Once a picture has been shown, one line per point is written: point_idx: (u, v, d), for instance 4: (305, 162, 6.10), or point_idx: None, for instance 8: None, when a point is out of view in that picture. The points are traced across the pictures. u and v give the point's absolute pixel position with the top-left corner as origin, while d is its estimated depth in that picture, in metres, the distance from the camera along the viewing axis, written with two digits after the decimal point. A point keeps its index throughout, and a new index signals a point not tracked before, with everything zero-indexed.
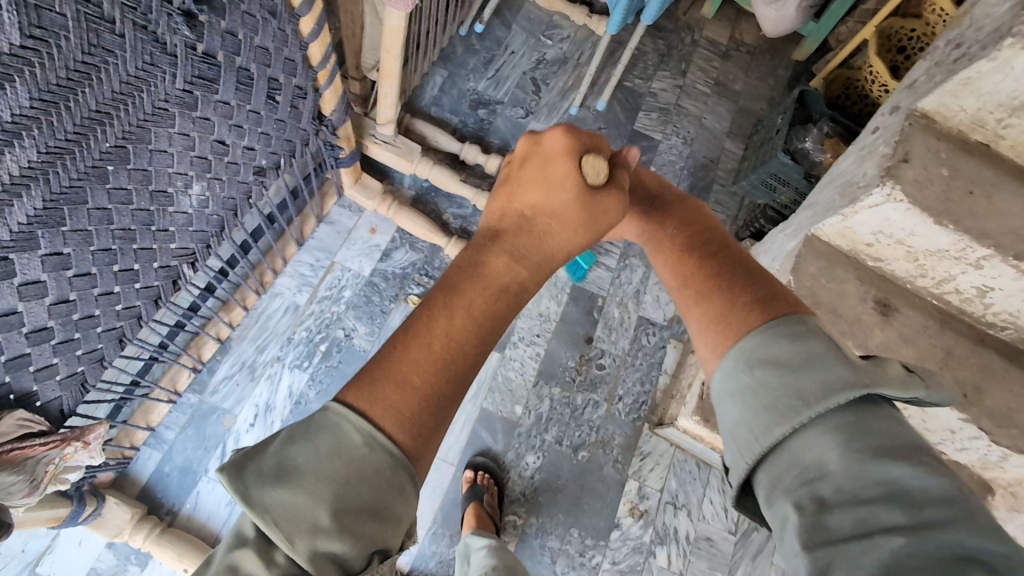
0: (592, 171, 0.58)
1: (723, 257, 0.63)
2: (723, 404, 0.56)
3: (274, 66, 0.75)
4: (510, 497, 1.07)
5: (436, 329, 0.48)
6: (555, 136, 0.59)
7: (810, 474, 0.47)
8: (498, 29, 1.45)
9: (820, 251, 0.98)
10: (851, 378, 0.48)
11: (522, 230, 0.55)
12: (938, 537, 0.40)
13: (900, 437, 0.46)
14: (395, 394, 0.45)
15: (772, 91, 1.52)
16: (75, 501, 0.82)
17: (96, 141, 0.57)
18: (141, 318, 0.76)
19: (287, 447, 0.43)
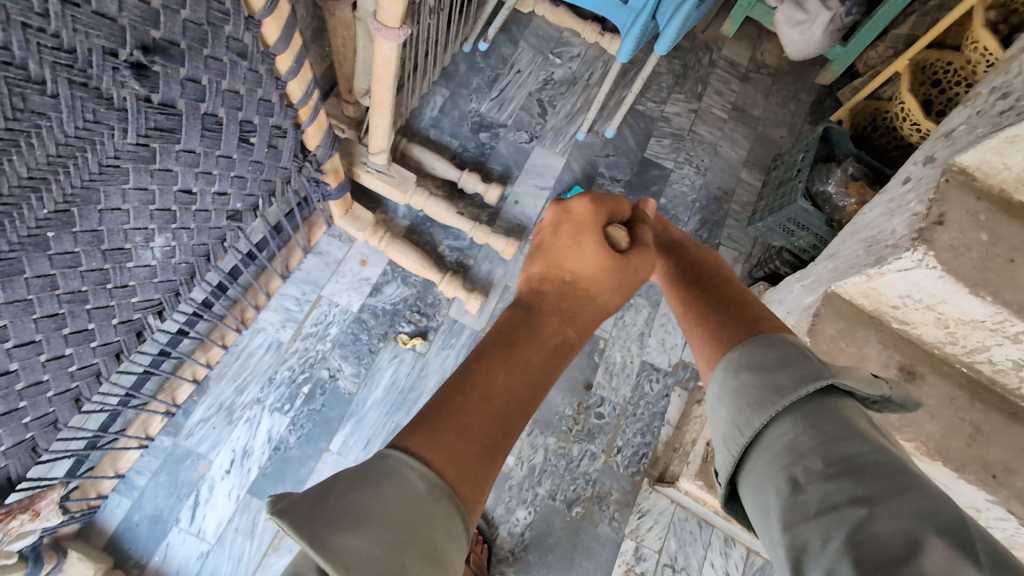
0: (620, 240, 0.60)
1: (723, 286, 0.65)
2: (713, 409, 0.56)
3: (246, 107, 0.69)
4: (498, 555, 1.01)
5: (494, 383, 0.48)
6: (581, 204, 0.60)
7: (783, 460, 0.46)
8: (504, 46, 1.37)
9: (840, 310, 0.90)
10: (818, 368, 0.50)
11: (568, 291, 0.57)
12: (898, 505, 0.39)
13: (858, 418, 0.46)
14: (459, 442, 0.44)
15: (793, 117, 1.44)
16: (32, 561, 0.79)
17: (31, 209, 0.52)
18: (100, 376, 0.71)
19: (352, 489, 0.40)
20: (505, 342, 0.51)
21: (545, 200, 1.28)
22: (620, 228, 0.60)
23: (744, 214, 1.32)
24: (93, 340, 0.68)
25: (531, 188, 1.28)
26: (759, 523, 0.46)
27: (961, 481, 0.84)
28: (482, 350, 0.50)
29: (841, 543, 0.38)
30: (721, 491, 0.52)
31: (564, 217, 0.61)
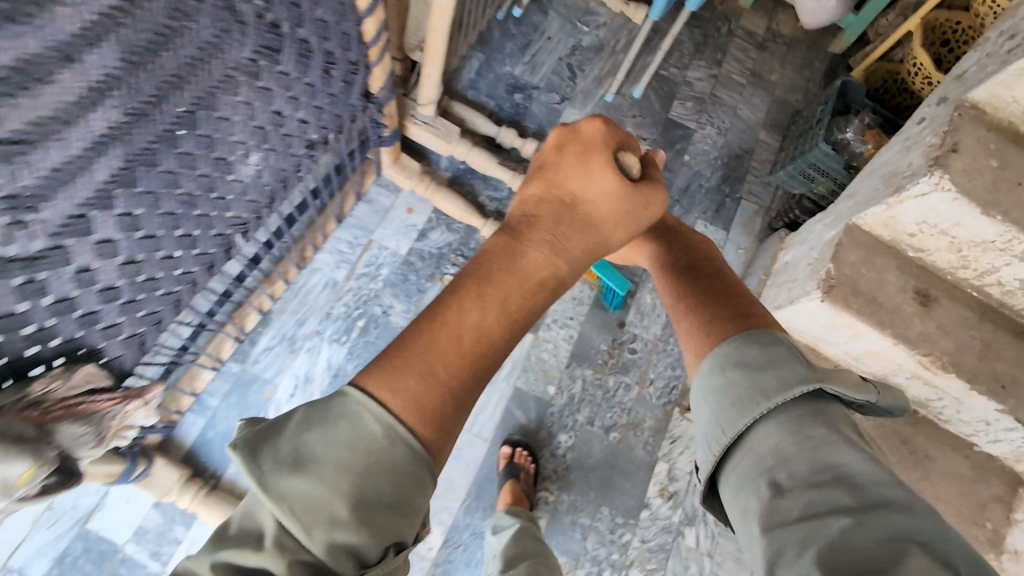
0: (630, 167, 0.63)
1: (710, 276, 0.71)
2: (696, 401, 0.62)
3: (331, 39, 0.76)
4: (542, 473, 1.09)
5: (464, 322, 0.50)
6: (594, 126, 0.63)
7: (767, 463, 0.53)
8: (534, 14, 1.45)
9: (860, 241, 0.98)
10: (806, 372, 0.56)
11: (561, 214, 0.60)
12: (885, 516, 0.46)
13: (844, 426, 0.54)
14: (421, 385, 0.47)
15: (808, 83, 1.51)
16: (127, 459, 0.85)
17: (171, 105, 0.58)
18: (196, 284, 0.79)
19: (305, 434, 0.45)
20: (484, 275, 0.54)
21: None
22: (632, 156, 0.63)
23: (763, 170, 1.40)
24: (194, 249, 0.75)
25: None
26: (739, 518, 0.53)
27: (973, 391, 0.92)
28: (459, 284, 0.53)
29: (821, 544, 0.45)
30: (702, 484, 0.60)
31: (571, 139, 0.64)
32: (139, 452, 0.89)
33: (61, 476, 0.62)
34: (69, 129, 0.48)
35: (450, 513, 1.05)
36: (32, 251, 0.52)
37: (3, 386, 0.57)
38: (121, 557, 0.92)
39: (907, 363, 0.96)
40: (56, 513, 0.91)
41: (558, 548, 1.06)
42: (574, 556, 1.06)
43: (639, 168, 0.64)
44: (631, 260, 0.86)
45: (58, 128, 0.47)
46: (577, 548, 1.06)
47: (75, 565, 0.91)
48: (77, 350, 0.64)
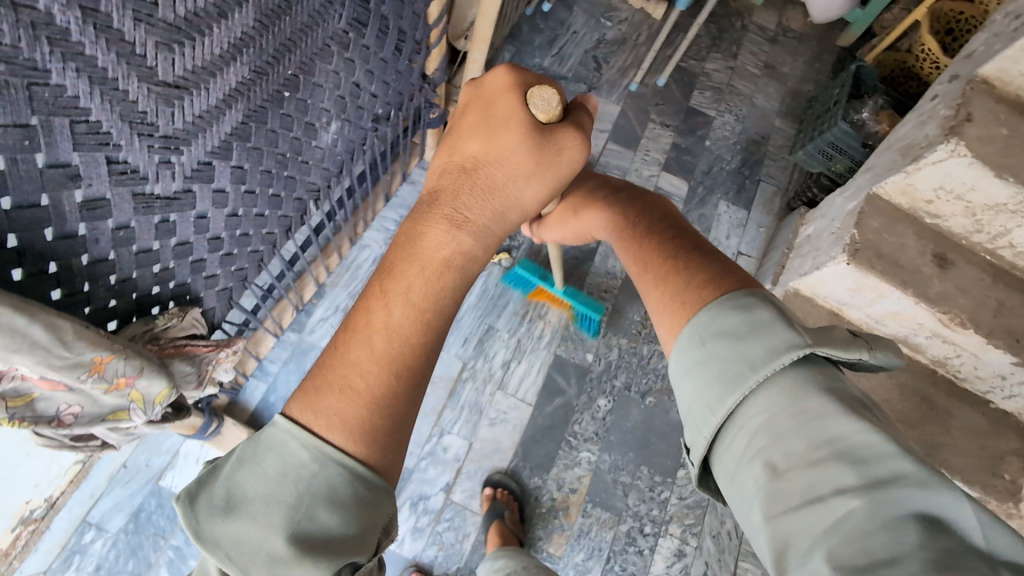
0: (546, 103, 0.51)
1: (678, 236, 0.62)
2: (679, 384, 0.54)
3: (404, 18, 0.84)
4: (584, 435, 1.15)
5: (372, 324, 0.42)
6: (496, 76, 0.53)
7: (761, 441, 0.46)
8: (561, 11, 1.53)
9: (881, 208, 1.06)
10: (796, 338, 0.48)
11: (461, 190, 0.50)
12: (896, 493, 0.39)
13: (843, 389, 0.46)
14: (342, 400, 0.40)
15: (820, 74, 1.60)
16: (206, 414, 0.85)
17: (282, 67, 0.65)
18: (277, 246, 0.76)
19: (237, 471, 0.40)
20: (386, 266, 0.45)
21: (604, 141, 1.43)
22: (550, 89, 0.52)
23: (781, 155, 1.48)
24: (279, 210, 0.73)
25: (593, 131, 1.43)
26: (737, 504, 0.47)
27: (991, 345, 0.99)
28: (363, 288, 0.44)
29: (828, 536, 0.39)
30: (692, 468, 0.53)
31: (476, 97, 0.54)
32: (212, 411, 0.90)
33: (172, 410, 0.68)
34: (213, 80, 0.56)
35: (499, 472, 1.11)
36: (171, 191, 0.56)
37: (132, 320, 0.60)
38: None
39: (927, 321, 1.03)
40: (130, 471, 0.96)
41: (601, 505, 1.11)
42: (616, 512, 1.11)
43: (562, 103, 0.53)
44: (587, 235, 0.79)
45: (206, 79, 0.55)
46: (619, 504, 1.12)
47: (149, 520, 0.95)
48: (185, 296, 0.65)
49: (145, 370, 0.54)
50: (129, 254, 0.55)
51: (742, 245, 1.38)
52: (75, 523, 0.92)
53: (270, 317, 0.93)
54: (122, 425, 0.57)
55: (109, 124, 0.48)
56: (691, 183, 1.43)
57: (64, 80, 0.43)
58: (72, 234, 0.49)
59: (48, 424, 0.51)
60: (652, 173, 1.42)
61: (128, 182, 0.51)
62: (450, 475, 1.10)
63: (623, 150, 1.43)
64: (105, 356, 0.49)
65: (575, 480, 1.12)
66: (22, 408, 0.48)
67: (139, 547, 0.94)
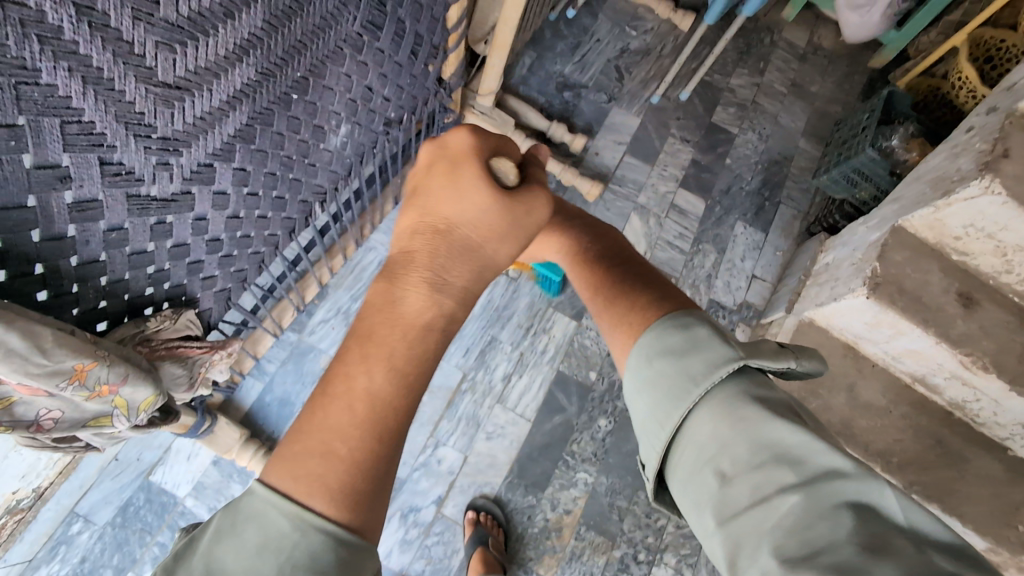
0: (506, 175, 0.50)
1: (626, 258, 0.61)
2: (632, 399, 0.54)
3: (422, 22, 0.82)
4: (581, 455, 1.12)
5: (353, 390, 0.41)
6: (459, 136, 0.49)
7: (709, 452, 0.46)
8: (585, 18, 1.50)
9: (906, 242, 1.02)
10: (733, 354, 0.49)
11: (440, 256, 0.46)
12: (831, 486, 0.40)
13: (777, 399, 0.47)
14: (324, 465, 0.38)
15: (849, 95, 1.55)
16: (198, 413, 0.83)
17: (291, 70, 0.62)
18: (278, 248, 0.74)
19: (216, 545, 0.37)
20: (364, 330, 0.43)
21: (621, 153, 1.39)
22: (508, 159, 0.50)
23: (803, 177, 1.43)
24: (282, 212, 0.71)
25: (611, 142, 1.40)
26: (689, 511, 0.47)
27: (1013, 393, 0.94)
28: (339, 349, 0.43)
29: (775, 532, 0.40)
30: (648, 482, 0.53)
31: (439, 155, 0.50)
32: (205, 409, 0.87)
33: (161, 413, 0.67)
34: (216, 81, 0.54)
35: (492, 487, 1.09)
36: (168, 193, 0.55)
37: (123, 321, 0.59)
38: (180, 510, 0.96)
39: (948, 362, 0.99)
40: (121, 464, 0.96)
41: (595, 528, 1.09)
42: (611, 537, 1.08)
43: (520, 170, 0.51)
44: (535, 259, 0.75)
45: (210, 79, 0.53)
46: (615, 529, 1.09)
47: (137, 514, 0.94)
48: (180, 296, 0.64)
49: (129, 378, 0.52)
50: (122, 256, 0.54)
51: (757, 269, 1.34)
52: (63, 514, 0.91)
53: (269, 317, 0.90)
54: (106, 431, 0.56)
55: (103, 125, 0.46)
56: (708, 202, 1.39)
57: (55, 79, 0.41)
58: (62, 236, 0.48)
59: (27, 429, 0.50)
60: (669, 189, 1.38)
61: (122, 183, 0.50)
62: (442, 488, 1.07)
63: (641, 164, 1.39)
64: (87, 364, 0.48)
65: (570, 501, 1.09)
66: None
67: (125, 541, 0.93)
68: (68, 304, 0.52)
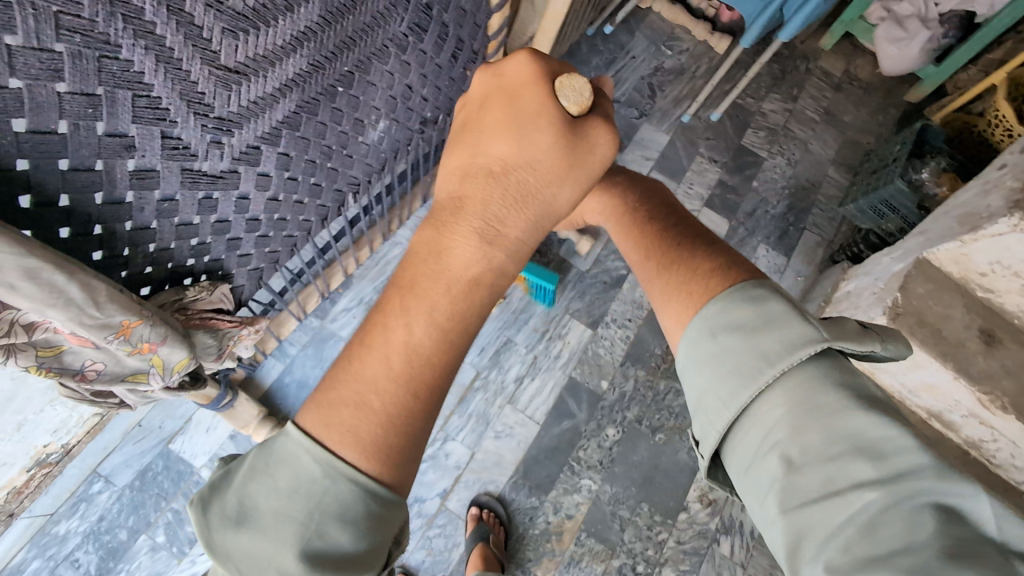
0: (572, 103, 0.47)
1: (684, 224, 0.63)
2: (691, 375, 0.54)
3: (464, 28, 0.85)
4: (587, 462, 1.13)
5: (392, 342, 0.42)
6: (517, 65, 0.48)
7: (776, 436, 0.47)
8: (622, 34, 1.53)
9: (929, 274, 1.01)
10: (814, 334, 0.48)
11: (491, 203, 0.46)
12: (915, 485, 0.41)
13: (870, 386, 0.47)
14: (357, 416, 0.40)
15: (883, 127, 1.54)
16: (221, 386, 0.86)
17: (339, 63, 0.66)
18: (310, 233, 0.77)
19: (250, 482, 0.40)
20: (406, 281, 0.44)
21: (648, 169, 1.41)
22: (580, 78, 0.47)
23: (830, 204, 1.43)
24: (318, 198, 0.75)
25: (638, 157, 1.42)
26: (749, 497, 0.48)
27: None
28: (382, 298, 0.44)
29: (845, 529, 0.41)
30: (702, 462, 0.53)
31: (496, 88, 0.49)
32: (228, 384, 0.91)
33: (190, 379, 0.70)
34: (271, 69, 0.57)
35: (497, 485, 1.10)
36: (218, 170, 0.58)
37: (164, 288, 0.62)
38: (195, 479, 1.00)
39: (964, 399, 0.97)
40: (144, 430, 1.00)
41: (595, 536, 1.09)
42: (610, 546, 1.08)
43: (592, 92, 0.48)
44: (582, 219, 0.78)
45: (266, 67, 0.57)
46: (614, 539, 1.09)
47: (154, 480, 0.98)
48: (217, 271, 0.67)
49: (168, 339, 0.56)
50: (170, 226, 0.57)
51: None
52: (86, 473, 0.95)
53: (295, 301, 0.94)
54: (140, 388, 0.60)
55: (168, 101, 0.50)
56: (732, 222, 1.39)
57: (132, 56, 0.45)
58: (121, 201, 0.51)
59: (72, 377, 0.54)
60: (693, 207, 1.39)
61: (178, 157, 0.53)
62: (448, 482, 1.09)
63: (667, 181, 1.41)
64: (132, 321, 0.51)
65: (572, 506, 1.10)
66: (50, 358, 0.51)
67: (141, 504, 0.96)
68: (118, 266, 0.55)
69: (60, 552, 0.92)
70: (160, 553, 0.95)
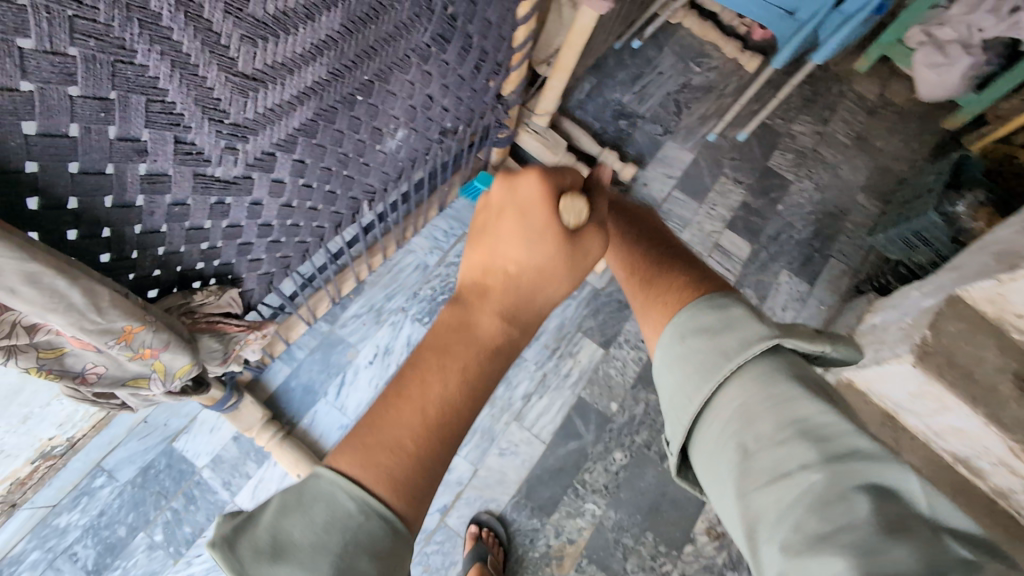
0: (578, 215, 0.47)
1: (666, 246, 0.62)
2: (660, 374, 0.54)
3: (489, 39, 0.84)
4: (592, 485, 1.10)
5: (426, 399, 0.42)
6: (530, 184, 0.46)
7: (733, 427, 0.46)
8: (650, 49, 1.50)
9: (961, 312, 0.97)
10: (767, 332, 0.49)
11: (506, 303, 0.48)
12: (855, 467, 0.40)
13: (814, 379, 0.48)
14: (392, 460, 0.40)
15: (917, 154, 1.49)
16: (227, 388, 0.85)
17: (359, 72, 0.65)
18: (323, 240, 0.77)
19: (283, 518, 0.38)
20: (438, 345, 0.45)
21: (670, 188, 1.38)
22: (580, 199, 0.47)
23: (858, 233, 1.39)
24: (332, 205, 0.74)
25: (660, 175, 1.39)
26: (714, 489, 0.47)
27: None
28: (415, 358, 0.45)
29: (795, 512, 0.39)
30: (672, 458, 0.53)
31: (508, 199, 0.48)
32: (234, 386, 0.90)
33: (194, 382, 0.70)
34: (289, 77, 0.57)
35: (498, 504, 1.07)
36: (231, 175, 0.58)
37: (172, 292, 0.62)
38: (197, 479, 1.00)
39: (994, 447, 0.92)
40: (149, 427, 1.00)
41: (597, 563, 1.06)
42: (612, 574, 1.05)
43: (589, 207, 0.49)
44: None
45: (284, 74, 0.56)
46: (617, 567, 1.06)
47: (156, 477, 0.98)
48: (226, 275, 0.67)
49: (171, 345, 0.55)
50: (180, 230, 0.57)
51: (798, 321, 1.29)
52: (89, 467, 0.96)
53: (305, 306, 0.93)
54: (142, 392, 0.59)
55: (182, 106, 0.49)
56: (754, 246, 1.36)
57: (147, 61, 0.44)
58: (131, 205, 0.51)
59: (74, 379, 0.53)
60: (715, 229, 1.36)
61: (191, 162, 0.53)
62: (448, 498, 1.07)
63: (689, 201, 1.38)
64: (135, 327, 0.50)
65: (574, 531, 1.07)
66: (51, 360, 0.50)
67: (141, 501, 0.96)
68: (126, 269, 0.55)
69: (59, 545, 0.92)
70: (157, 552, 0.94)
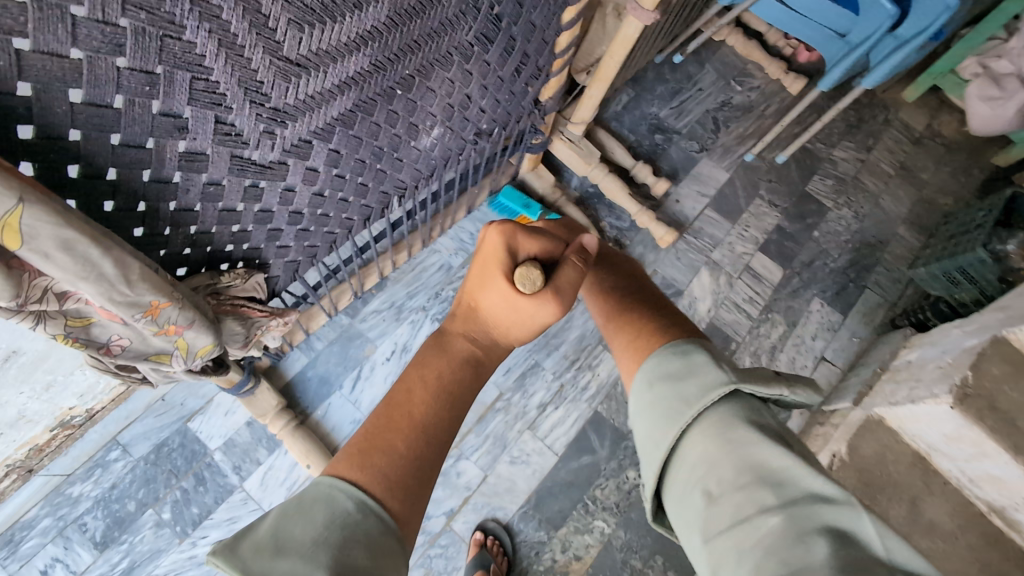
0: (528, 282, 0.49)
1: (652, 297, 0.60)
2: (634, 418, 0.53)
3: (532, 43, 0.83)
4: (603, 503, 1.07)
5: (403, 403, 0.44)
6: (490, 238, 0.51)
7: (698, 472, 0.46)
8: (692, 65, 1.49)
9: (1007, 355, 0.92)
10: (728, 377, 0.48)
11: (473, 331, 0.51)
12: (811, 509, 0.40)
13: (773, 423, 0.47)
14: (386, 460, 0.41)
15: (964, 189, 1.44)
16: (245, 372, 0.85)
17: (401, 67, 0.65)
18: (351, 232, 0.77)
19: (284, 519, 0.39)
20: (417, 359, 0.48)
21: (703, 206, 1.36)
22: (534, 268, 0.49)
23: (896, 265, 1.34)
24: (363, 198, 0.74)
25: (693, 192, 1.37)
26: (682, 533, 0.46)
27: None
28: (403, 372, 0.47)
29: (755, 555, 0.39)
30: (648, 503, 0.51)
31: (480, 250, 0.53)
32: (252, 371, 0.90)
33: (214, 364, 0.70)
34: (333, 65, 0.57)
35: (506, 513, 1.05)
36: (267, 160, 0.58)
37: (200, 271, 0.62)
38: (207, 461, 1.00)
39: None
40: (166, 405, 1.01)
41: None
42: None
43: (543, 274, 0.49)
44: None
45: (327, 62, 0.56)
46: None
47: (169, 456, 0.99)
48: (254, 259, 0.67)
49: (195, 324, 0.55)
50: (213, 210, 0.57)
51: (828, 351, 1.25)
52: (105, 440, 0.97)
53: (327, 297, 0.93)
54: (164, 368, 0.59)
55: (226, 87, 0.49)
56: (787, 271, 1.32)
57: (195, 38, 0.44)
58: (167, 180, 0.51)
59: (98, 349, 0.53)
60: (746, 250, 1.33)
61: (229, 143, 0.53)
62: (456, 501, 1.05)
63: (721, 220, 1.35)
64: (161, 303, 0.50)
65: (581, 547, 1.04)
66: (79, 329, 0.50)
67: (153, 478, 0.97)
68: (158, 245, 0.55)
69: (70, 514, 0.93)
70: (163, 530, 0.95)
